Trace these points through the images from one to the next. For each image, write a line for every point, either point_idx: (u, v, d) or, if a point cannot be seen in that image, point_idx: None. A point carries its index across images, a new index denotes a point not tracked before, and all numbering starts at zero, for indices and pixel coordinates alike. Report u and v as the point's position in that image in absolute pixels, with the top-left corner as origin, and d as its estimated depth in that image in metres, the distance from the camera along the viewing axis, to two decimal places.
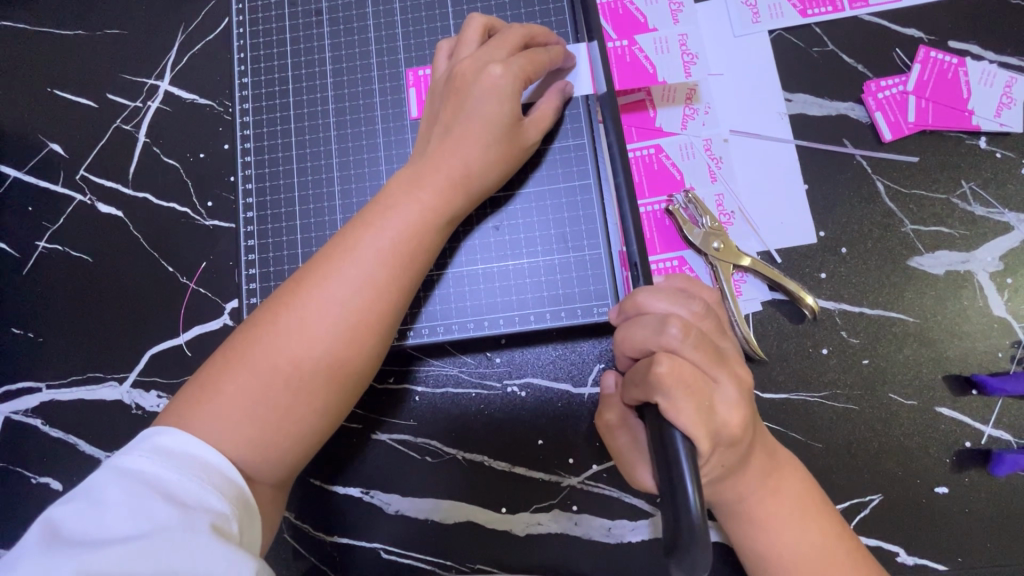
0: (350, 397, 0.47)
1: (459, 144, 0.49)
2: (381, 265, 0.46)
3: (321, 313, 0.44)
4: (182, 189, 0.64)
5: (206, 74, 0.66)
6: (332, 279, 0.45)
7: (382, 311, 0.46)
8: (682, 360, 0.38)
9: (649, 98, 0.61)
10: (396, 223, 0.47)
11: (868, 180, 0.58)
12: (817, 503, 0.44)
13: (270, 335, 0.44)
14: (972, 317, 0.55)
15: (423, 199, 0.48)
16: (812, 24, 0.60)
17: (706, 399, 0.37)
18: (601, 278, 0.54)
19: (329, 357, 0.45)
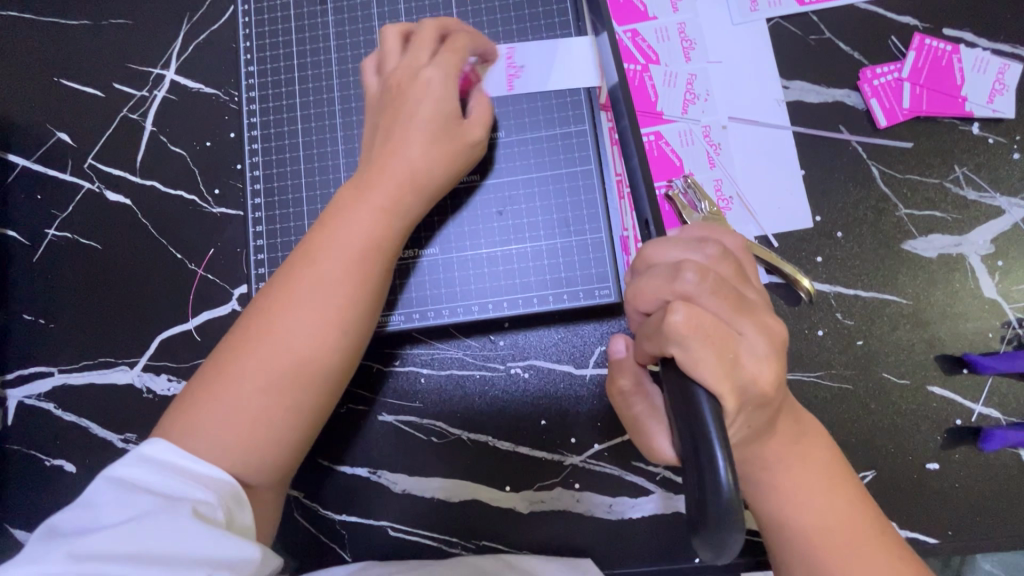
0: (328, 395, 0.47)
1: (404, 142, 0.49)
2: (346, 263, 0.46)
3: (289, 316, 0.45)
4: (189, 177, 0.65)
5: (211, 63, 0.67)
6: (295, 286, 0.45)
7: (354, 305, 0.46)
8: (699, 310, 0.36)
9: (651, 84, 0.62)
10: (356, 227, 0.47)
11: (863, 165, 0.59)
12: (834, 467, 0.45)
13: (241, 345, 0.45)
14: (964, 299, 0.56)
15: (379, 200, 0.48)
16: (809, 12, 0.61)
17: (725, 352, 0.36)
18: (602, 261, 0.55)
19: (301, 360, 0.44)
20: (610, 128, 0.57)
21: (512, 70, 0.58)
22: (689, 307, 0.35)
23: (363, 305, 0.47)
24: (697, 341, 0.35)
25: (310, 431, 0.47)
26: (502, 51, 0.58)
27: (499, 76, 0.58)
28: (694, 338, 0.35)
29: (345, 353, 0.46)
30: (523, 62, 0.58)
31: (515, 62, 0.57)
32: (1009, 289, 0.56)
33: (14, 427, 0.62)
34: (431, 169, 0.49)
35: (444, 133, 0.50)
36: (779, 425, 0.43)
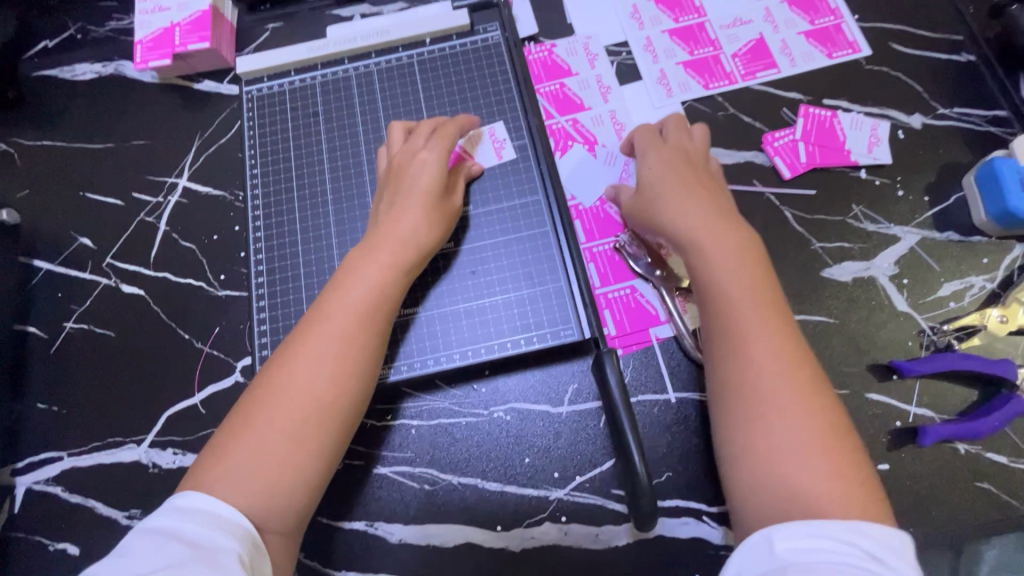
0: (343, 439, 0.53)
1: (407, 212, 0.60)
2: (353, 316, 0.54)
3: (305, 367, 0.52)
4: (198, 266, 0.73)
5: (219, 170, 0.78)
6: (315, 341, 0.53)
7: (359, 352, 0.53)
8: (654, 168, 0.61)
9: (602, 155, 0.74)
10: (367, 285, 0.56)
11: (777, 210, 0.70)
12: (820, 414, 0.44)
13: (267, 396, 0.51)
14: (882, 314, 0.65)
15: (386, 262, 0.57)
16: (715, 94, 0.76)
17: (656, 188, 0.59)
18: (564, 306, 0.63)
19: (320, 407, 0.51)
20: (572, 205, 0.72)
21: (496, 143, 0.70)
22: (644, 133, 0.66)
23: (373, 352, 0.54)
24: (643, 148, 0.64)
25: (323, 477, 0.52)
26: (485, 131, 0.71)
27: (488, 149, 0.70)
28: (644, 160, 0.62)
29: (357, 397, 0.53)
30: (504, 137, 0.70)
31: (499, 138, 0.70)
32: (919, 302, 0.65)
33: (21, 513, 0.65)
34: (426, 233, 0.60)
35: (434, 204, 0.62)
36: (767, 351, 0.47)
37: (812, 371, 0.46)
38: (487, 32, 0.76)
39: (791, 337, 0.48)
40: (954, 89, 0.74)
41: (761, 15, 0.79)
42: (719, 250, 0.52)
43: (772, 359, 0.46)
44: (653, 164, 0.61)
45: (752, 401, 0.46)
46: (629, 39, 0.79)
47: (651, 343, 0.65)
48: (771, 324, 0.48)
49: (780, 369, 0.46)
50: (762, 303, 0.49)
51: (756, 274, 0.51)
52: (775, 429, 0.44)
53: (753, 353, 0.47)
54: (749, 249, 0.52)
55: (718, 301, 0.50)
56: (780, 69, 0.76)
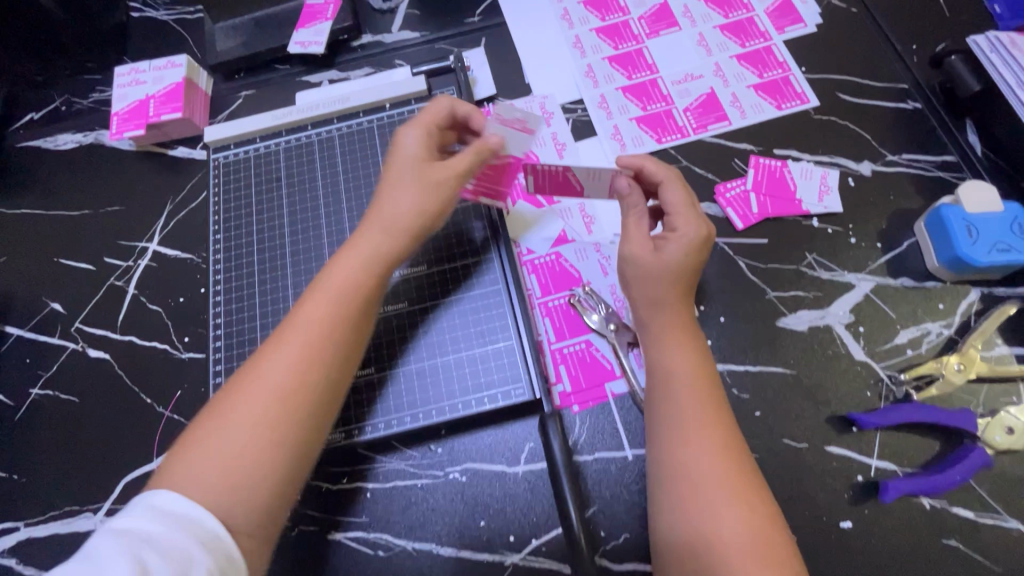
0: (315, 432, 0.51)
1: (387, 199, 0.59)
2: (324, 308, 0.53)
3: (276, 359, 0.51)
4: (163, 329, 0.74)
5: (188, 233, 0.80)
6: (293, 330, 0.52)
7: (327, 344, 0.52)
8: (679, 240, 0.60)
9: (574, 180, 0.64)
10: (344, 274, 0.56)
11: (731, 261, 0.70)
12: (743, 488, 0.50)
13: (237, 387, 0.50)
14: (840, 363, 0.64)
15: (363, 249, 0.57)
16: (667, 147, 0.78)
17: (669, 263, 0.60)
18: (515, 365, 0.64)
19: (288, 396, 0.50)
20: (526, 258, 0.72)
21: (518, 124, 0.61)
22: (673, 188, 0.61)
23: (344, 341, 0.53)
24: (672, 210, 0.61)
25: (293, 478, 0.50)
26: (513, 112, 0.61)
27: (513, 136, 0.62)
28: (673, 228, 0.60)
29: (327, 385, 0.52)
30: (520, 117, 0.61)
31: (518, 121, 0.61)
32: (876, 350, 0.64)
33: None
34: (405, 216, 0.58)
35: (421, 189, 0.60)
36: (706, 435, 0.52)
37: (736, 449, 0.53)
38: (444, 96, 0.79)
39: (729, 424, 0.54)
40: (902, 136, 0.75)
41: (711, 69, 0.82)
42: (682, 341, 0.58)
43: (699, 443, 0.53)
44: (680, 235, 0.60)
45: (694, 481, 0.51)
46: (584, 97, 0.82)
47: (606, 399, 0.64)
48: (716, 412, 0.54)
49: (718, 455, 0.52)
50: (701, 393, 0.55)
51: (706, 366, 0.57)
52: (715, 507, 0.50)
53: (700, 439, 0.52)
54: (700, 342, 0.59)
55: (671, 382, 0.56)
56: (730, 121, 0.78)
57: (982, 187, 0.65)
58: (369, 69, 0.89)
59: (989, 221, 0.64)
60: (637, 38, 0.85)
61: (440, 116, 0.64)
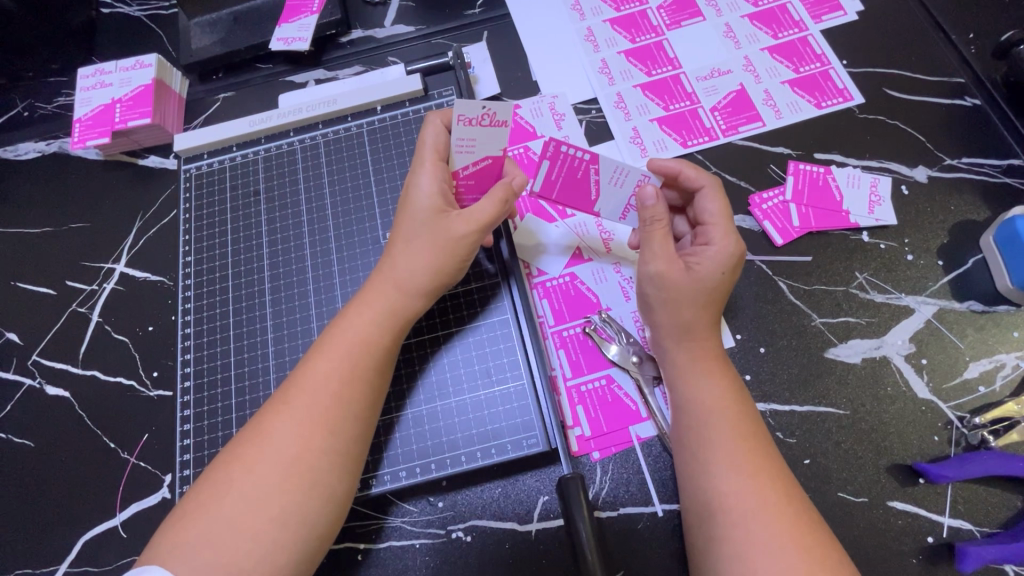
0: (330, 511, 0.47)
1: (400, 247, 0.54)
2: (333, 378, 0.49)
3: (279, 432, 0.47)
4: (130, 362, 0.66)
5: (159, 253, 0.72)
6: (302, 396, 0.48)
7: (337, 421, 0.48)
8: (714, 258, 0.52)
9: (594, 182, 0.58)
10: (355, 334, 0.51)
11: (771, 282, 0.61)
12: (808, 545, 0.42)
13: (244, 455, 0.47)
14: (900, 402, 0.55)
15: (377, 304, 0.53)
16: (694, 152, 0.69)
17: (706, 283, 0.52)
18: (526, 408, 0.55)
19: (300, 471, 0.46)
20: (535, 281, 0.63)
21: (486, 120, 0.52)
22: (711, 195, 0.55)
23: (359, 410, 0.49)
24: (708, 220, 0.54)
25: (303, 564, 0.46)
26: (463, 110, 0.51)
27: (486, 134, 0.53)
28: (708, 240, 0.54)
29: (341, 461, 0.48)
30: (478, 108, 0.51)
31: (479, 118, 0.52)
32: (943, 387, 0.56)
33: None
34: (420, 271, 0.53)
35: (432, 239, 0.53)
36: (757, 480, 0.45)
37: (793, 498, 0.45)
38: (442, 97, 0.71)
39: (777, 468, 0.47)
40: (961, 136, 0.67)
41: (740, 64, 0.73)
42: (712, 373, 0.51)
43: (749, 490, 0.45)
44: (717, 249, 0.52)
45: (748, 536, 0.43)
46: (598, 96, 0.73)
47: (632, 445, 0.56)
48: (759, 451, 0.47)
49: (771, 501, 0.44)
50: (741, 429, 0.48)
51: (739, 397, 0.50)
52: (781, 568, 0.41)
53: (747, 483, 0.45)
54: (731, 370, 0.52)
55: (705, 416, 0.49)
56: (764, 121, 0.69)
57: None
58: (359, 67, 0.81)
59: None
60: (656, 30, 0.77)
61: (443, 145, 0.56)
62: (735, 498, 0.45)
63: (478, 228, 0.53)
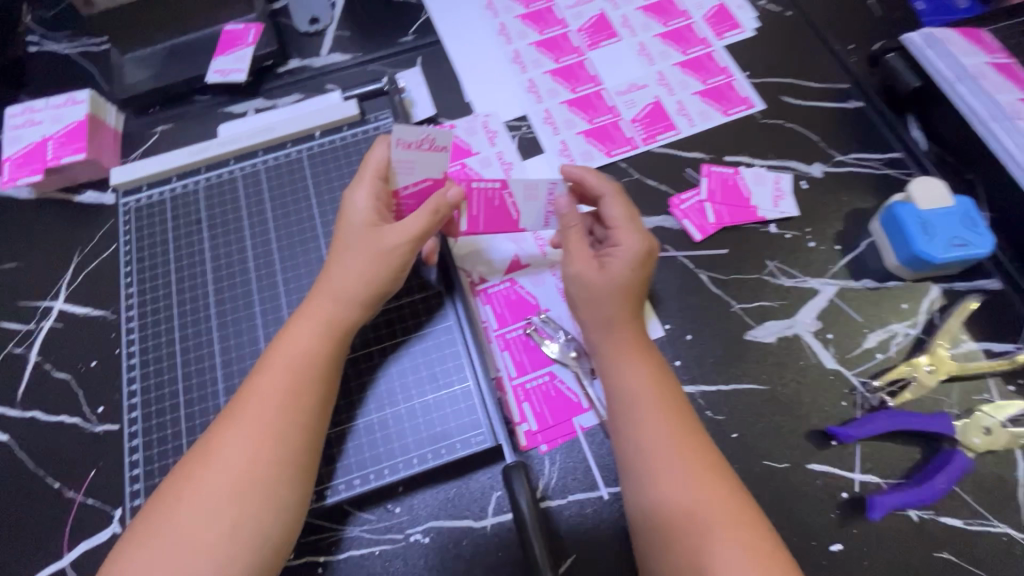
0: (284, 519, 0.48)
1: (337, 262, 0.57)
2: (275, 392, 0.51)
3: (226, 449, 0.48)
4: (72, 399, 0.65)
5: (99, 288, 0.71)
6: (246, 412, 0.50)
7: (283, 432, 0.49)
8: (625, 257, 0.57)
9: (512, 203, 0.63)
10: (296, 347, 0.53)
11: (693, 275, 0.67)
12: (734, 514, 0.47)
13: (192, 475, 0.48)
14: (812, 374, 0.61)
15: (317, 317, 0.55)
16: (618, 160, 0.75)
17: (619, 279, 0.56)
18: (473, 407, 0.58)
19: (246, 484, 0.47)
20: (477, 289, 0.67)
21: (426, 144, 0.58)
22: (616, 200, 0.60)
23: (305, 421, 0.51)
24: (615, 223, 0.59)
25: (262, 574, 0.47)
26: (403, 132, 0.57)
27: (425, 158, 0.59)
28: (616, 241, 0.58)
29: (292, 471, 0.49)
30: (421, 133, 0.57)
31: (419, 141, 0.58)
32: (847, 357, 0.62)
33: None
34: (356, 283, 0.56)
35: (366, 253, 0.56)
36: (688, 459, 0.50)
37: (720, 472, 0.50)
38: (378, 120, 0.74)
39: (704, 446, 0.51)
40: (849, 135, 0.75)
41: (654, 78, 0.80)
42: (637, 357, 0.55)
43: (677, 466, 0.49)
44: (623, 249, 0.57)
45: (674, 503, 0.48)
46: (528, 113, 0.78)
47: (576, 435, 0.59)
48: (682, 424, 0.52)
49: (693, 469, 0.49)
50: (670, 413, 0.52)
51: (663, 377, 0.55)
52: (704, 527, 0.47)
53: (677, 460, 0.49)
54: (653, 353, 0.57)
55: (636, 403, 0.53)
56: (679, 129, 0.76)
57: (933, 182, 0.64)
58: (298, 95, 0.83)
59: (943, 216, 0.63)
60: (577, 50, 0.83)
61: (385, 164, 0.58)
62: (665, 474, 0.49)
63: (411, 241, 0.56)
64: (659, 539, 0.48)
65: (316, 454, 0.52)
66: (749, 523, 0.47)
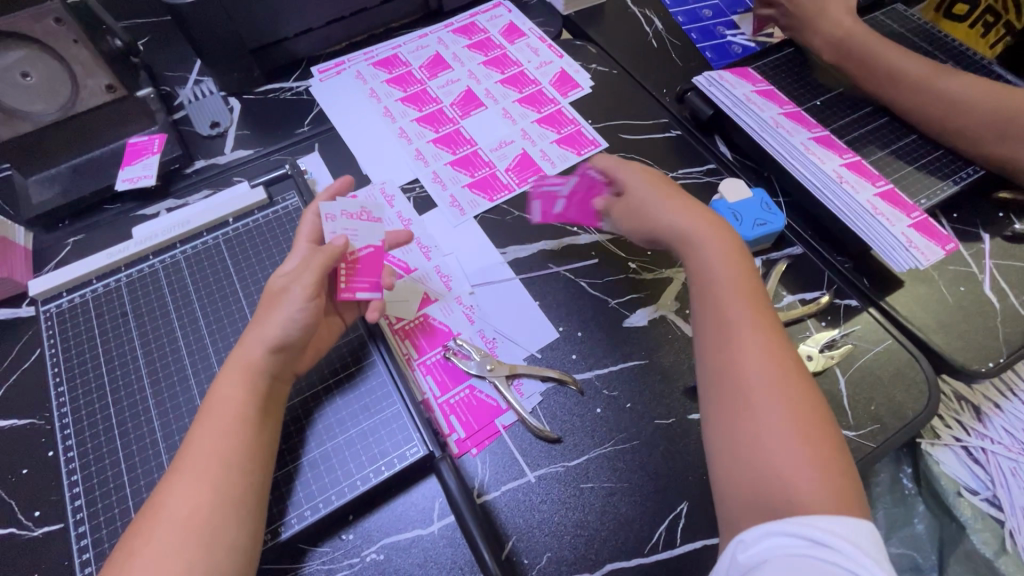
0: (239, 559, 0.53)
1: (261, 319, 0.64)
2: (217, 444, 0.56)
3: (175, 500, 0.53)
4: (6, 510, 0.65)
5: (24, 397, 0.73)
6: (187, 465, 0.55)
7: (227, 478, 0.55)
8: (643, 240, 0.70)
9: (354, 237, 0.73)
10: (229, 401, 0.59)
11: (575, 283, 0.81)
12: (827, 450, 0.53)
13: (143, 532, 0.52)
14: (679, 343, 0.76)
15: (243, 372, 0.61)
16: (500, 203, 0.89)
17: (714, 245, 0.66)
18: (404, 426, 0.67)
19: (195, 530, 0.52)
20: (397, 327, 0.76)
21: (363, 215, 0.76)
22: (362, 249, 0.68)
23: (249, 464, 0.57)
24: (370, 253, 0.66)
25: None
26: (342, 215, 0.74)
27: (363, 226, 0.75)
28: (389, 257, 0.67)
29: (240, 511, 0.54)
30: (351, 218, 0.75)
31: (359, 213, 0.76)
32: None
33: None
34: (278, 335, 0.62)
35: (275, 304, 0.64)
36: (770, 403, 0.55)
37: (816, 417, 0.55)
38: (286, 200, 0.84)
39: (803, 386, 0.57)
40: (675, 156, 0.95)
41: (519, 134, 0.97)
42: (741, 307, 0.62)
43: (764, 410, 0.55)
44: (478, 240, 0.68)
45: (750, 443, 0.54)
46: (418, 176, 0.92)
47: (499, 433, 0.69)
48: (775, 355, 0.58)
49: (775, 401, 0.55)
50: (779, 357, 0.58)
51: (765, 318, 0.61)
52: (785, 451, 0.53)
53: (758, 407, 0.55)
54: (763, 298, 0.63)
55: (737, 355, 0.59)
56: (544, 171, 0.92)
57: (736, 182, 0.83)
58: (208, 190, 0.92)
59: (746, 204, 0.82)
60: (453, 120, 0.99)
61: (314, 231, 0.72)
62: (747, 426, 0.55)
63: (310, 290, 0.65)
64: (751, 476, 0.53)
65: (260, 492, 0.57)
66: (836, 457, 0.53)
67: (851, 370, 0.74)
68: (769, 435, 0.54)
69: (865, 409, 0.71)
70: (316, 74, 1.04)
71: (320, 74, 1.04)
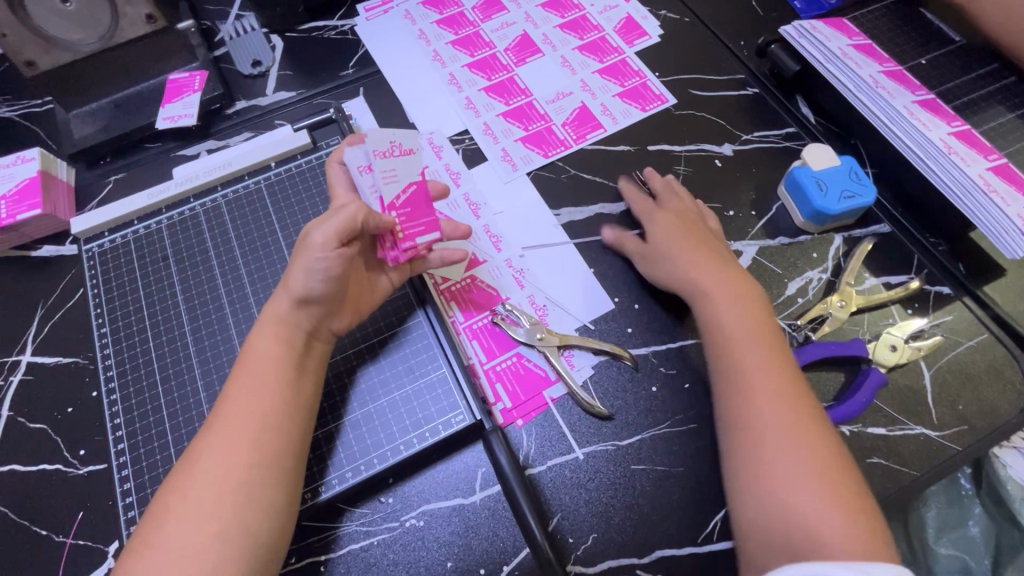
0: (277, 518, 0.51)
1: (293, 267, 0.60)
2: (257, 399, 0.54)
3: (215, 453, 0.52)
4: (52, 447, 0.65)
5: (69, 335, 0.72)
6: (227, 419, 0.53)
7: (265, 435, 0.53)
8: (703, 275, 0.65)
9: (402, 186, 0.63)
10: (269, 355, 0.57)
11: None
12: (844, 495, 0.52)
13: (184, 484, 0.51)
14: None
15: (283, 327, 0.58)
16: (555, 160, 0.82)
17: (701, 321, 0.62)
18: (449, 391, 0.63)
19: (234, 486, 0.50)
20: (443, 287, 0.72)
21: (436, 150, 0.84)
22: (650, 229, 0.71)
23: (289, 424, 0.54)
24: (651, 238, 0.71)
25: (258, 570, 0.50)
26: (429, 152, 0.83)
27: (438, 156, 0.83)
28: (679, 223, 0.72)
29: (278, 470, 0.52)
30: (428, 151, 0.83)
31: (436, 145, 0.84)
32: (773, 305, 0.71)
33: None
34: (307, 286, 0.58)
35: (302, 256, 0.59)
36: (785, 461, 0.53)
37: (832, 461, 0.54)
38: (330, 146, 0.79)
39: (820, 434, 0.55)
40: (751, 117, 0.85)
41: (578, 86, 0.89)
42: (759, 354, 0.59)
43: (798, 467, 0.53)
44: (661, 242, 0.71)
45: (770, 495, 0.52)
46: (468, 127, 0.86)
47: (547, 406, 0.65)
48: (793, 394, 0.57)
49: (795, 454, 0.53)
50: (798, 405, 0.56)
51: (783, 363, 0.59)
52: (807, 503, 0.51)
53: (777, 462, 0.53)
54: (779, 343, 0.61)
55: (754, 410, 0.56)
56: (605, 128, 0.85)
57: (823, 148, 0.74)
58: (248, 133, 0.87)
59: (832, 173, 0.73)
60: (507, 68, 0.91)
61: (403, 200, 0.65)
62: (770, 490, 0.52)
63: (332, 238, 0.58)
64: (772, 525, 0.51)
65: (299, 452, 0.55)
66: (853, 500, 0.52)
67: (939, 364, 0.67)
68: (798, 487, 0.52)
69: (950, 407, 0.64)
70: (363, 12, 0.97)
71: (367, 12, 0.97)
